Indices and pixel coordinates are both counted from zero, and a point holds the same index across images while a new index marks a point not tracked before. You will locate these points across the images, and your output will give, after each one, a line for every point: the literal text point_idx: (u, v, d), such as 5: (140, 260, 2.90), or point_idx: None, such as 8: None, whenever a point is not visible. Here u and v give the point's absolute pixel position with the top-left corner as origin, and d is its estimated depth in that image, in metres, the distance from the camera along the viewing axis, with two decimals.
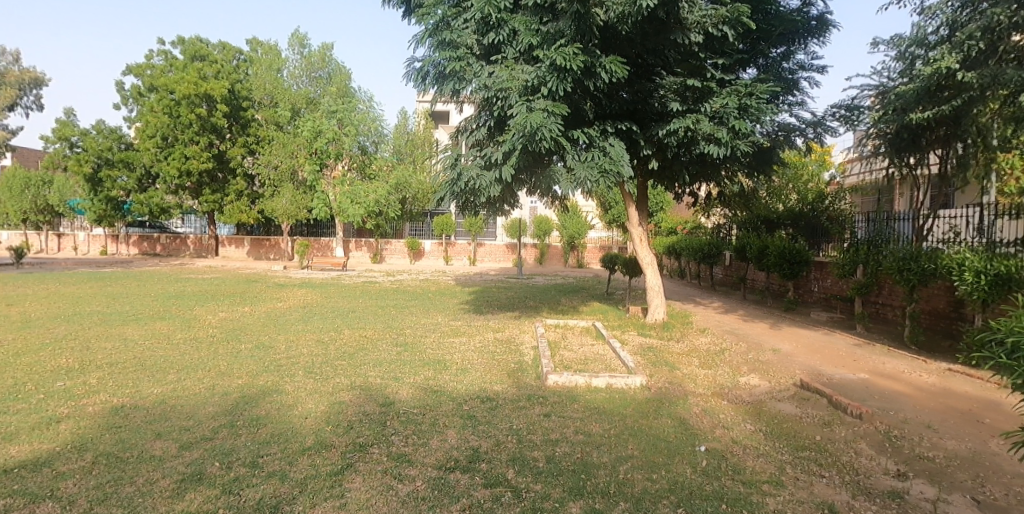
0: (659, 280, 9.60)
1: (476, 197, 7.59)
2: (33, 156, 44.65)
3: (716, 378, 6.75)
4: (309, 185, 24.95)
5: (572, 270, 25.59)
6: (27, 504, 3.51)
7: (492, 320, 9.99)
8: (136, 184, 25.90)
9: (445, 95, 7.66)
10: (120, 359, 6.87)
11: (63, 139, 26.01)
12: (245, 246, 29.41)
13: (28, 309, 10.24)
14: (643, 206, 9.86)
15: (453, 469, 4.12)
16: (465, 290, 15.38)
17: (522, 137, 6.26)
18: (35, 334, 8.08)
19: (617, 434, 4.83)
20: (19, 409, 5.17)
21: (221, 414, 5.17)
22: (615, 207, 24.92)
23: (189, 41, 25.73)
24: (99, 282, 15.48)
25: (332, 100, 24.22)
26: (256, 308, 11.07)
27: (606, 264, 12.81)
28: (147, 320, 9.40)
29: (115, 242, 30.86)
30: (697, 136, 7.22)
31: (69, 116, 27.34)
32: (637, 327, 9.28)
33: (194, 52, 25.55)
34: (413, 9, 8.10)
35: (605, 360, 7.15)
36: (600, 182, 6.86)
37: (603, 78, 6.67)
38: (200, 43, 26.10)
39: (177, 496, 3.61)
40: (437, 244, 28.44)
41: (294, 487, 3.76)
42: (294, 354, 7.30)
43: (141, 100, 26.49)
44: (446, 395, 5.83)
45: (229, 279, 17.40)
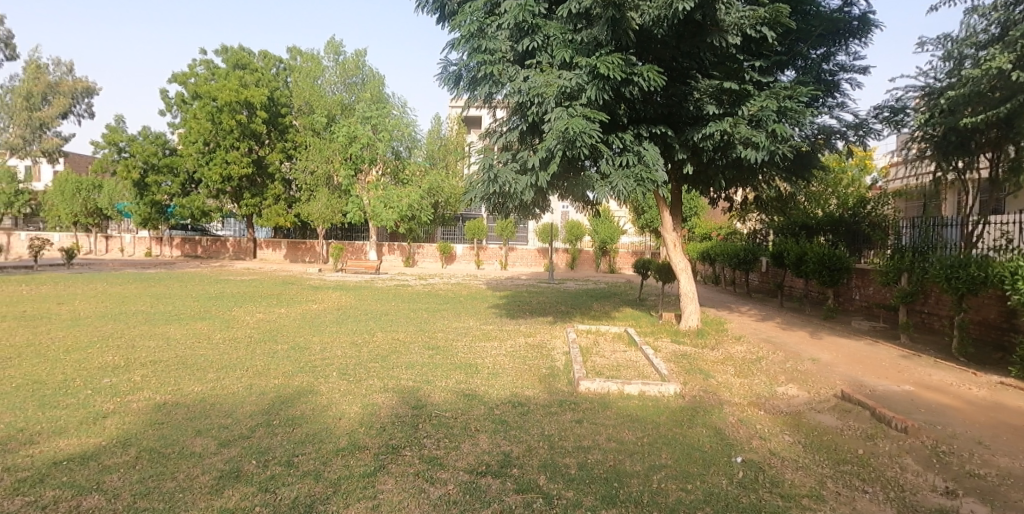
0: (694, 286, 9.36)
1: (509, 201, 7.49)
2: (83, 161, 46.60)
3: (753, 387, 6.56)
4: (345, 190, 25.46)
5: (604, 275, 25.35)
6: (75, 495, 3.66)
7: (524, 324, 9.94)
8: (179, 188, 26.75)
9: (478, 99, 7.64)
10: (162, 358, 7.06)
11: (112, 145, 27.11)
12: (282, 249, 30.04)
13: (77, 308, 10.62)
14: (677, 212, 9.65)
15: (485, 473, 4.11)
16: (496, 294, 15.34)
17: (560, 143, 6.18)
18: (83, 332, 8.39)
19: (651, 442, 4.76)
20: (68, 404, 5.40)
21: (258, 413, 5.28)
22: (648, 212, 24.65)
23: (232, 50, 26.73)
24: (142, 283, 15.97)
25: (366, 106, 24.80)
26: (292, 309, 11.30)
27: (639, 269, 12.55)
28: (188, 320, 9.66)
29: (158, 244, 31.91)
30: (735, 140, 7.03)
31: (118, 123, 28.48)
32: (670, 334, 9.10)
33: (236, 61, 26.53)
34: (446, 16, 8.10)
35: (638, 367, 7.02)
36: (636, 189, 6.70)
37: (640, 85, 6.59)
38: (243, 52, 27.04)
39: (216, 493, 3.70)
40: (469, 248, 28.54)
41: (328, 487, 3.81)
42: (328, 355, 7.40)
43: (185, 107, 27.47)
44: (478, 399, 5.81)
45: (265, 282, 17.71)
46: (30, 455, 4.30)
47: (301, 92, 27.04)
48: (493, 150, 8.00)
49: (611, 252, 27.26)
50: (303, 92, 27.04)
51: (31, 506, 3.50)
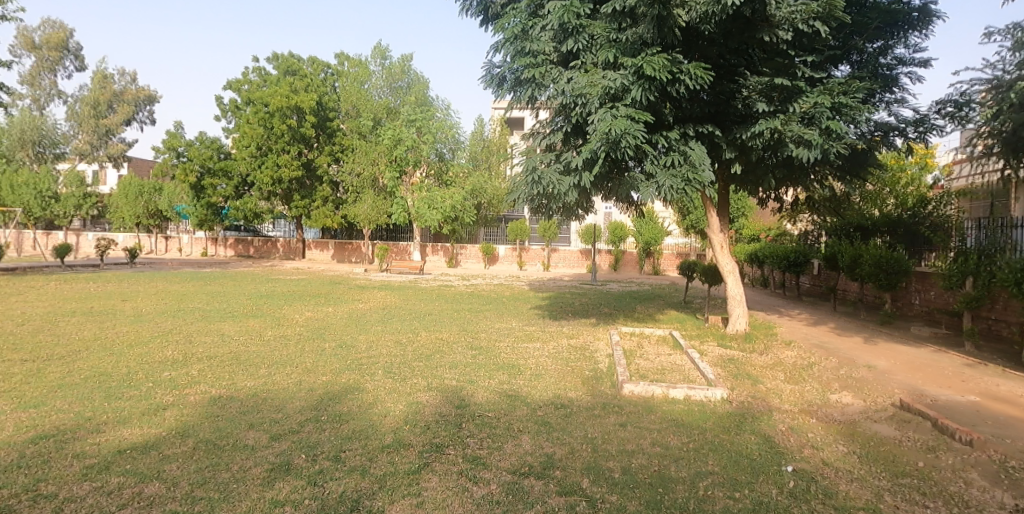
0: (741, 289, 9.10)
1: (553, 202, 7.47)
2: (144, 166, 49.06)
3: (804, 394, 6.33)
4: (390, 192, 26.05)
5: (648, 277, 24.99)
6: (138, 482, 3.84)
7: (566, 326, 9.89)
8: (233, 191, 27.60)
9: (522, 101, 7.65)
10: (217, 353, 7.35)
11: (171, 150, 28.25)
12: (329, 249, 30.78)
13: (140, 305, 11.20)
14: (724, 213, 9.43)
15: (528, 474, 4.09)
16: (538, 295, 15.33)
17: (604, 144, 6.14)
18: (144, 328, 8.82)
19: (697, 448, 4.64)
20: (131, 396, 5.69)
21: (307, 408, 5.42)
22: (693, 213, 24.18)
23: (283, 56, 27.78)
24: (198, 282, 16.69)
25: (411, 109, 25.33)
26: (339, 308, 11.58)
27: (684, 271, 12.27)
28: (241, 317, 10.05)
29: (214, 244, 33.35)
30: (785, 138, 6.83)
31: (176, 128, 29.85)
32: (717, 338, 8.87)
33: (287, 67, 27.56)
34: (490, 18, 8.13)
35: (683, 371, 6.88)
36: (682, 189, 6.57)
37: (686, 83, 6.48)
38: (294, 59, 28.05)
39: (268, 484, 3.82)
40: (511, 249, 28.59)
41: (373, 483, 3.87)
42: (374, 353, 7.54)
43: (238, 113, 28.58)
44: (521, 400, 5.81)
45: (314, 281, 18.23)
46: (98, 442, 4.55)
47: (349, 96, 27.61)
48: (536, 151, 8.00)
49: (655, 254, 26.82)
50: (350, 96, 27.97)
51: (98, 491, 3.69)
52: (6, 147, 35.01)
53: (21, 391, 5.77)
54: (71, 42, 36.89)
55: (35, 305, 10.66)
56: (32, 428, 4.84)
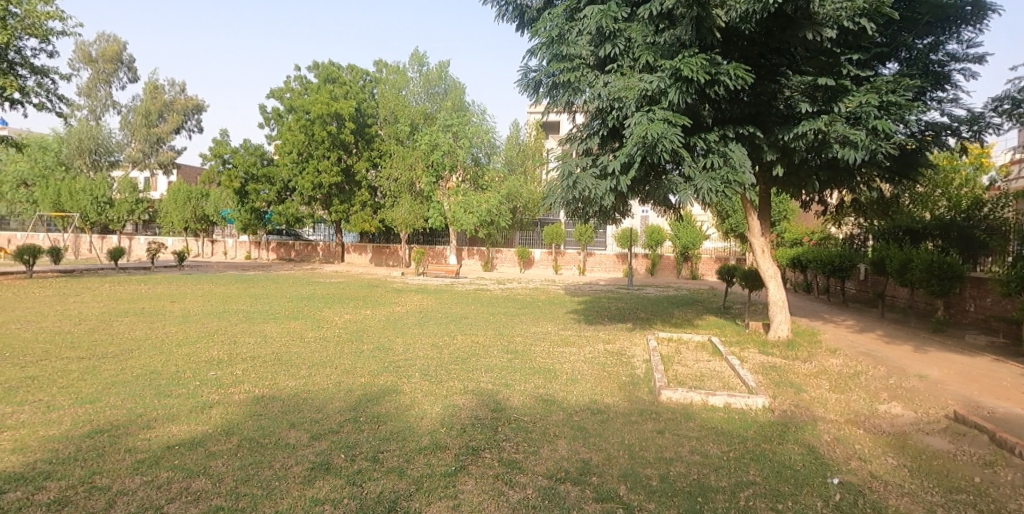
0: (783, 294, 8.85)
1: (588, 206, 7.44)
2: (193, 172, 51.07)
3: (851, 404, 6.10)
4: (427, 196, 26.54)
5: (686, 282, 24.48)
6: (186, 477, 3.98)
7: (602, 330, 9.81)
8: (275, 196, 28.48)
9: (558, 106, 7.68)
10: (260, 354, 7.57)
11: (217, 157, 29.42)
12: (367, 253, 31.56)
13: (188, 306, 11.66)
14: (766, 216, 9.21)
15: (564, 479, 4.07)
16: (574, 300, 15.28)
17: (642, 147, 6.10)
18: (192, 328, 9.16)
19: (737, 457, 4.53)
20: (180, 394, 5.91)
21: (346, 409, 5.53)
22: (733, 216, 23.71)
23: (324, 65, 28.45)
24: (242, 284, 17.25)
25: (448, 114, 25.70)
26: (377, 311, 11.79)
27: (723, 275, 12.02)
28: (283, 319, 10.34)
29: (257, 248, 34.44)
30: (830, 139, 6.64)
31: (222, 136, 30.89)
32: (757, 345, 8.65)
33: (327, 75, 28.26)
34: (526, 23, 8.16)
35: (723, 378, 6.73)
36: (721, 192, 6.46)
37: (725, 85, 6.38)
38: (333, 67, 28.76)
39: (308, 483, 3.90)
40: (547, 253, 28.45)
41: (411, 484, 3.91)
42: (411, 356, 7.64)
43: (281, 120, 29.49)
44: (557, 404, 5.78)
45: (352, 284, 18.62)
46: (148, 438, 4.74)
47: (387, 103, 28.89)
48: (572, 155, 7.99)
49: (693, 258, 26.30)
50: (389, 102, 28.82)
51: (148, 484, 3.84)
52: (66, 155, 37.02)
53: (78, 388, 6.07)
54: (125, 54, 38.63)
55: (93, 305, 11.22)
56: (87, 423, 5.08)
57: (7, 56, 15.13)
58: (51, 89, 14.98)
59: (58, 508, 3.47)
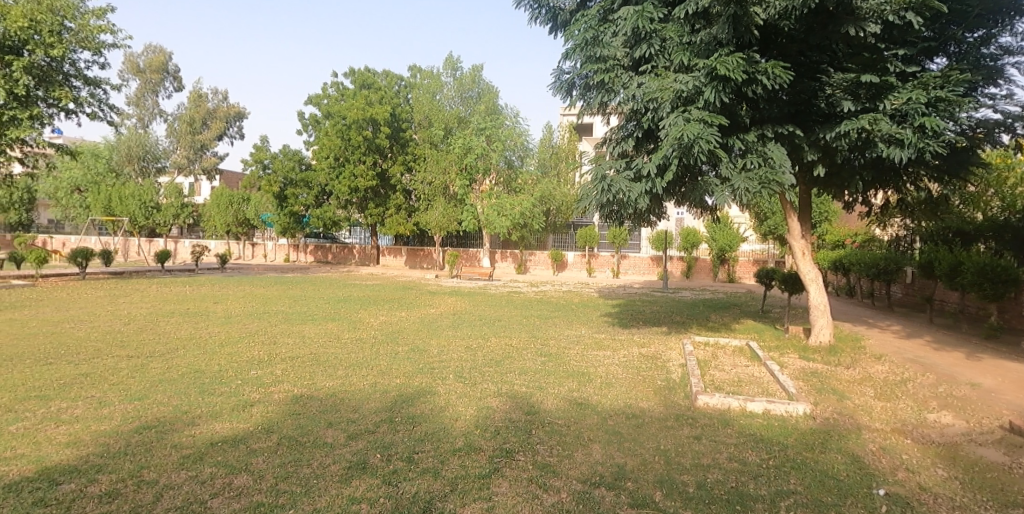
0: (825, 298, 8.59)
1: (623, 209, 7.38)
2: (235, 178, 52.83)
3: (898, 412, 5.87)
4: (460, 199, 26.91)
5: (723, 285, 24.00)
6: (228, 473, 4.10)
7: (636, 334, 9.71)
8: (314, 200, 29.23)
9: (592, 107, 7.65)
10: (299, 354, 7.76)
11: (258, 162, 29.96)
12: (402, 256, 32.17)
13: (230, 307, 12.06)
14: (806, 217, 8.97)
15: (599, 484, 4.04)
16: (607, 303, 15.18)
17: (678, 149, 6.03)
18: (235, 328, 9.47)
19: (778, 465, 4.41)
20: (222, 392, 6.10)
21: (382, 409, 5.61)
22: (772, 217, 23.23)
23: (360, 71, 29.19)
24: (282, 286, 17.75)
25: (481, 118, 26.16)
26: (411, 313, 11.95)
27: (761, 278, 11.75)
28: (321, 320, 10.58)
29: (295, 250, 35.35)
30: (874, 137, 6.42)
31: (263, 142, 31.82)
32: (798, 350, 8.41)
33: (363, 81, 28.93)
34: (559, 26, 8.15)
35: (762, 384, 6.57)
36: (760, 193, 6.33)
37: (764, 83, 6.25)
38: (369, 73, 29.46)
39: (346, 482, 3.97)
40: (580, 256, 28.40)
41: (445, 485, 3.94)
42: (445, 358, 7.71)
43: (318, 126, 30.22)
44: (591, 408, 5.75)
45: (388, 286, 18.95)
46: (193, 435, 4.90)
47: (422, 107, 29.51)
48: (606, 157, 7.94)
49: (729, 261, 25.78)
50: (424, 107, 29.46)
51: (193, 480, 3.97)
52: (115, 162, 38.73)
53: (127, 385, 6.32)
54: (171, 64, 40.18)
55: (141, 306, 11.72)
56: (136, 419, 5.29)
57: (63, 68, 15.90)
58: (103, 99, 15.69)
59: (110, 499, 3.62)
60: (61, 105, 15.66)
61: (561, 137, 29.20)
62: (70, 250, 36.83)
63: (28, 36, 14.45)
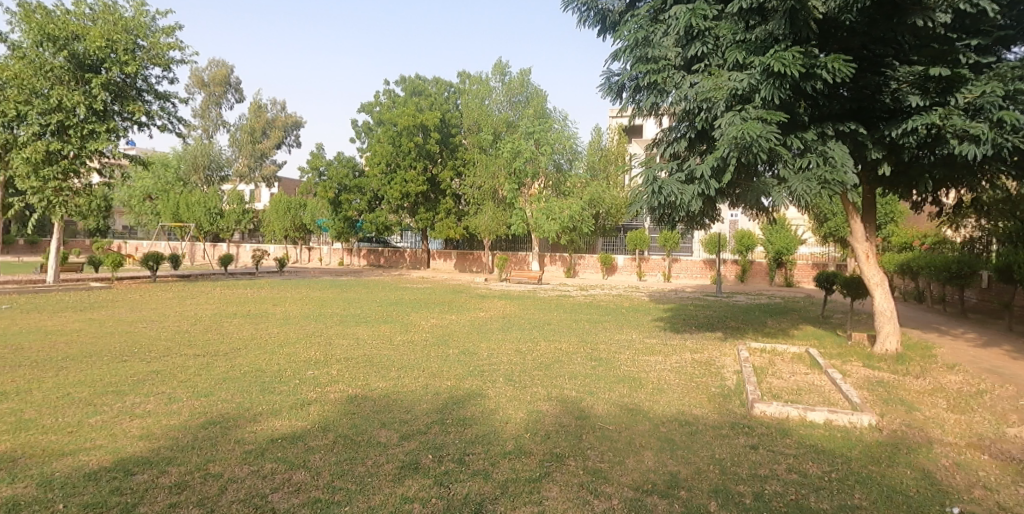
0: (891, 304, 8.17)
1: (675, 212, 7.23)
2: (292, 185, 54.97)
3: (974, 426, 5.51)
4: (509, 203, 27.05)
5: (780, 289, 23.12)
6: (288, 468, 4.27)
7: (689, 339, 9.50)
8: (366, 205, 29.58)
9: (642, 109, 7.56)
10: (354, 355, 8.00)
11: (314, 170, 31.23)
12: (452, 259, 32.71)
13: (288, 309, 12.56)
14: (870, 219, 8.56)
15: (651, 492, 3.98)
16: (658, 307, 14.93)
17: (733, 149, 5.89)
18: (293, 330, 9.86)
19: (840, 478, 4.23)
20: (282, 391, 6.36)
21: (433, 411, 5.71)
22: (833, 218, 22.29)
23: (410, 79, 30.25)
24: (337, 289, 18.34)
25: (530, 122, 26.20)
26: (461, 316, 12.12)
27: (821, 282, 11.29)
28: (374, 322, 10.87)
29: (349, 254, 36.43)
30: (945, 133, 6.07)
31: (319, 150, 32.97)
32: (862, 358, 8.03)
33: (413, 88, 30.01)
34: (608, 27, 8.08)
35: (823, 393, 6.31)
36: (820, 193, 6.09)
37: (824, 80, 6.02)
38: (419, 80, 30.43)
39: (399, 481, 4.06)
40: (630, 259, 28.13)
41: (496, 488, 3.97)
42: (495, 361, 7.78)
43: (371, 133, 31.11)
44: (643, 414, 5.67)
45: (438, 290, 19.26)
46: (254, 431, 5.14)
47: (471, 112, 30.14)
48: (657, 159, 7.83)
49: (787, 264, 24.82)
50: (473, 112, 30.07)
51: (254, 474, 4.15)
52: (183, 171, 40.97)
53: (194, 382, 6.69)
54: (233, 77, 42.35)
55: (207, 307, 12.37)
56: (202, 414, 5.59)
57: (137, 84, 16.90)
58: (172, 112, 16.60)
59: (179, 490, 3.84)
60: (135, 119, 16.73)
61: (609, 139, 29.06)
62: (142, 254, 39.29)
63: (105, 55, 15.61)
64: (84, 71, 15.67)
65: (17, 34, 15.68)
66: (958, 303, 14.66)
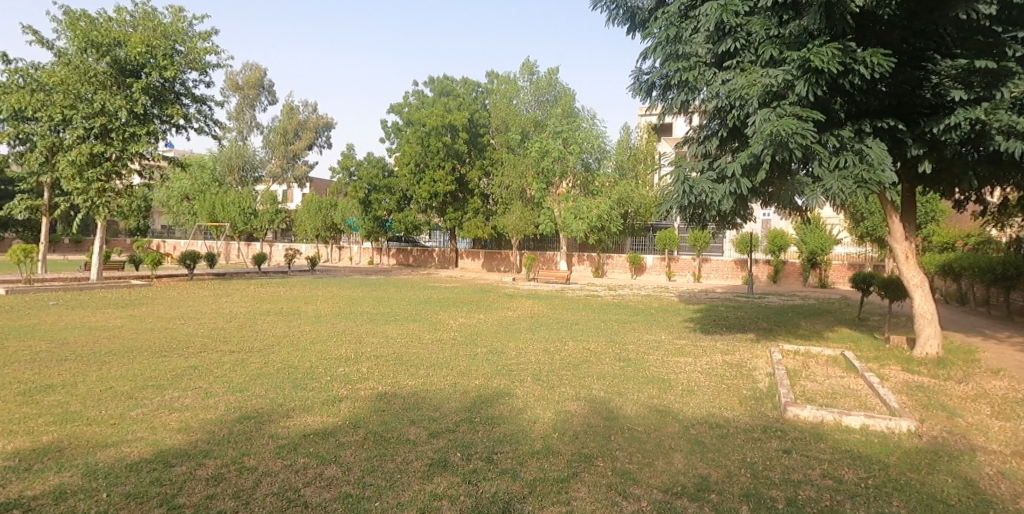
0: (932, 306, 7.91)
1: (706, 212, 7.14)
2: (323, 185, 56.00)
3: (1021, 433, 5.30)
4: (537, 203, 26.97)
5: (814, 290, 22.58)
6: (320, 463, 4.37)
7: (719, 341, 9.37)
8: (395, 205, 29.92)
9: (672, 107, 7.48)
10: (384, 353, 8.12)
11: (344, 170, 31.38)
12: (480, 259, 32.90)
13: (320, 307, 12.81)
14: (909, 217, 8.29)
15: (681, 495, 3.94)
16: (687, 307, 14.75)
17: (767, 147, 5.78)
18: (325, 327, 10.06)
19: (878, 485, 4.12)
20: (314, 387, 6.50)
21: (462, 409, 5.77)
22: (870, 218, 21.66)
23: (438, 80, 30.56)
24: (367, 288, 18.62)
25: (559, 121, 26.09)
26: (489, 315, 12.18)
27: (857, 284, 10.98)
28: (404, 321, 11.00)
29: (378, 253, 36.95)
30: (989, 129, 5.83)
31: (349, 150, 33.48)
32: (900, 362, 7.80)
33: (441, 89, 30.30)
34: (637, 25, 8.01)
35: (859, 397, 6.16)
36: (856, 192, 5.93)
37: (862, 75, 5.86)
38: (448, 80, 30.69)
39: (428, 478, 4.12)
40: (659, 259, 27.87)
41: (524, 487, 3.99)
42: (523, 360, 7.80)
43: (400, 134, 31.45)
44: (672, 416, 5.62)
45: (466, 289, 19.39)
46: (288, 426, 5.27)
47: (499, 112, 30.30)
48: (687, 158, 7.74)
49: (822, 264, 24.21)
50: (501, 112, 30.20)
51: (288, 468, 4.26)
52: (218, 172, 42.18)
53: (229, 378, 6.88)
54: (265, 80, 43.33)
55: (242, 305, 12.71)
56: (238, 409, 5.75)
57: (175, 88, 17.44)
58: (208, 115, 17.08)
59: (215, 482, 3.95)
60: (173, 122, 17.24)
61: (638, 138, 28.80)
62: (179, 253, 40.57)
63: (146, 60, 16.14)
64: (126, 76, 16.33)
65: (63, 41, 16.37)
66: (1004, 305, 14.09)
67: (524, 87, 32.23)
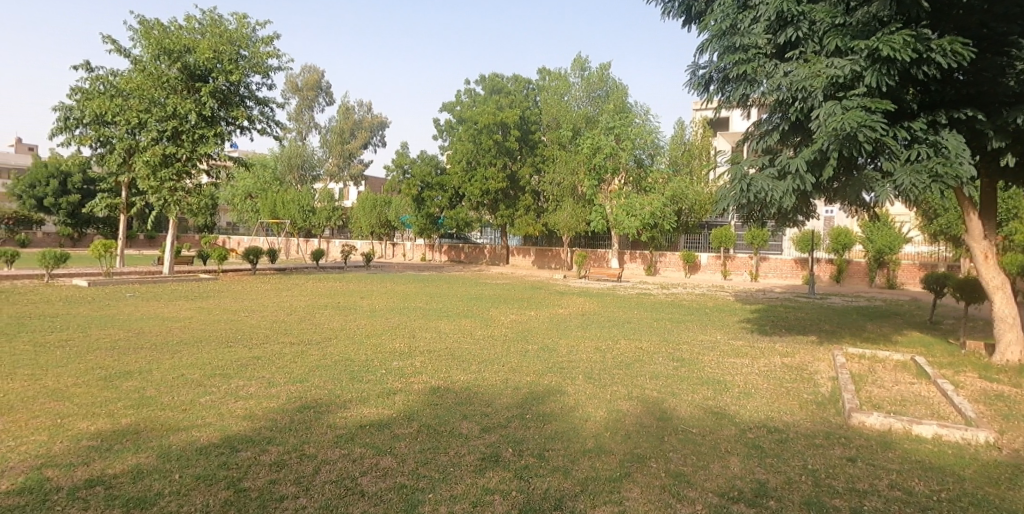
0: (1015, 309, 7.39)
1: (766, 209, 6.93)
2: (376, 182, 57.41)
3: None
4: (588, 200, 26.91)
5: (880, 290, 21.51)
6: (377, 454, 4.53)
7: (777, 342, 9.06)
8: (448, 202, 30.36)
9: (730, 102, 7.28)
10: (437, 348, 8.30)
11: (398, 168, 31.93)
12: (531, 256, 33.02)
13: (377, 302, 13.19)
14: (989, 215, 7.78)
15: (737, 500, 3.86)
16: (743, 307, 14.32)
17: (832, 141, 5.54)
18: (381, 322, 10.36)
19: (951, 498, 3.91)
20: (371, 380, 6.72)
21: (513, 406, 5.83)
22: (946, 215, 20.39)
23: (489, 78, 30.87)
24: (421, 283, 19.02)
25: (611, 117, 25.77)
26: (541, 312, 12.23)
27: (930, 285, 10.38)
28: (457, 317, 11.18)
29: (431, 250, 37.66)
30: None
31: (403, 149, 34.19)
32: (978, 369, 7.32)
33: (493, 86, 30.59)
34: (693, 17, 7.82)
35: (932, 405, 5.83)
36: (931, 187, 5.59)
37: (938, 63, 5.53)
38: (499, 78, 30.91)
39: (481, 472, 4.20)
40: (713, 257, 27.13)
41: (576, 485, 4.02)
42: (575, 358, 7.80)
43: (452, 131, 31.74)
44: (728, 418, 5.51)
45: (518, 286, 19.51)
46: (346, 416, 5.48)
47: (551, 109, 30.32)
48: (746, 154, 7.52)
49: (889, 263, 23.00)
50: (553, 109, 30.23)
51: (346, 457, 4.44)
52: (279, 171, 44.00)
53: (291, 368, 7.20)
54: (323, 81, 44.82)
55: (302, 299, 13.26)
56: (298, 399, 6.02)
57: (240, 91, 18.28)
58: (270, 116, 17.84)
59: (279, 468, 4.17)
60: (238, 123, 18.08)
61: (693, 133, 28.12)
62: (243, 248, 42.61)
63: (213, 66, 16.98)
64: (195, 81, 17.23)
65: (139, 49, 17.40)
66: None
67: (575, 83, 32.01)
